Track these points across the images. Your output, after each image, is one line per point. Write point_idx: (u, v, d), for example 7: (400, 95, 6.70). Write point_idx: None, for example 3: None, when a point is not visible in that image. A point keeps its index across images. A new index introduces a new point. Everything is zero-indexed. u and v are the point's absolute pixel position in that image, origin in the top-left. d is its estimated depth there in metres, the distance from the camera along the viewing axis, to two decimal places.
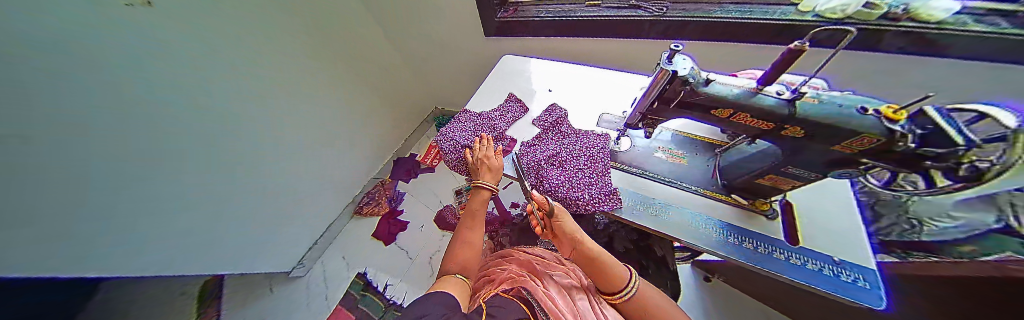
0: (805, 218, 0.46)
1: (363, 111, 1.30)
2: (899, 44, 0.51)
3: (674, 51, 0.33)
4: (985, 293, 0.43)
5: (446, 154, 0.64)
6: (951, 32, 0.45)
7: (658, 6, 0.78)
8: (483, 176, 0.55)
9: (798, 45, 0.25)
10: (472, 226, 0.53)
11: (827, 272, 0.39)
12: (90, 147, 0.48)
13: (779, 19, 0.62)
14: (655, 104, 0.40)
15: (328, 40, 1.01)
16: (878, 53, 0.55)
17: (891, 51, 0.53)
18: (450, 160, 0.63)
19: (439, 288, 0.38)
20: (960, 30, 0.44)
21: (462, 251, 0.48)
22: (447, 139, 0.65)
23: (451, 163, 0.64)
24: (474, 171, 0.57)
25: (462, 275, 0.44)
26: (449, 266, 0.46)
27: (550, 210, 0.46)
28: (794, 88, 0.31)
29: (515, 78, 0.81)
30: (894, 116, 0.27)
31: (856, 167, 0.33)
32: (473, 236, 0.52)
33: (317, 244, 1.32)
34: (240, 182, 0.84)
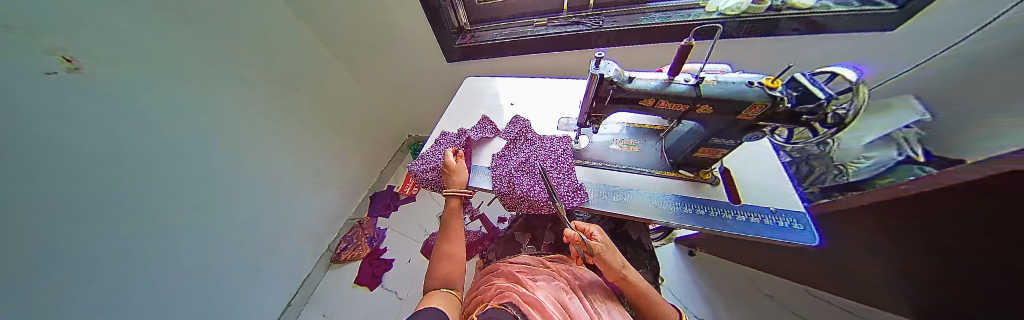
0: (742, 181, 0.52)
1: (322, 147, 1.25)
2: (797, 27, 0.70)
3: (599, 58, 0.39)
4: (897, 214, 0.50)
5: (420, 176, 0.64)
6: (828, 14, 0.66)
7: (596, 20, 0.90)
8: (452, 181, 0.57)
9: (688, 40, 0.33)
10: (453, 241, 0.52)
11: (766, 222, 0.45)
12: (78, 151, 0.53)
13: (695, 20, 0.79)
14: (595, 103, 0.44)
15: (289, 82, 0.99)
16: (783, 36, 0.74)
17: (792, 33, 0.72)
18: (426, 179, 0.63)
19: (428, 303, 0.37)
20: (829, 12, 0.66)
21: (444, 263, 0.47)
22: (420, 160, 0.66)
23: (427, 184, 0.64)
24: (444, 181, 0.59)
25: (447, 288, 0.43)
26: (433, 281, 0.44)
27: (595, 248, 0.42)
28: (695, 75, 0.38)
29: (479, 98, 0.85)
30: (771, 84, 0.35)
31: (759, 129, 0.41)
32: (451, 248, 0.51)
33: (292, 305, 1.16)
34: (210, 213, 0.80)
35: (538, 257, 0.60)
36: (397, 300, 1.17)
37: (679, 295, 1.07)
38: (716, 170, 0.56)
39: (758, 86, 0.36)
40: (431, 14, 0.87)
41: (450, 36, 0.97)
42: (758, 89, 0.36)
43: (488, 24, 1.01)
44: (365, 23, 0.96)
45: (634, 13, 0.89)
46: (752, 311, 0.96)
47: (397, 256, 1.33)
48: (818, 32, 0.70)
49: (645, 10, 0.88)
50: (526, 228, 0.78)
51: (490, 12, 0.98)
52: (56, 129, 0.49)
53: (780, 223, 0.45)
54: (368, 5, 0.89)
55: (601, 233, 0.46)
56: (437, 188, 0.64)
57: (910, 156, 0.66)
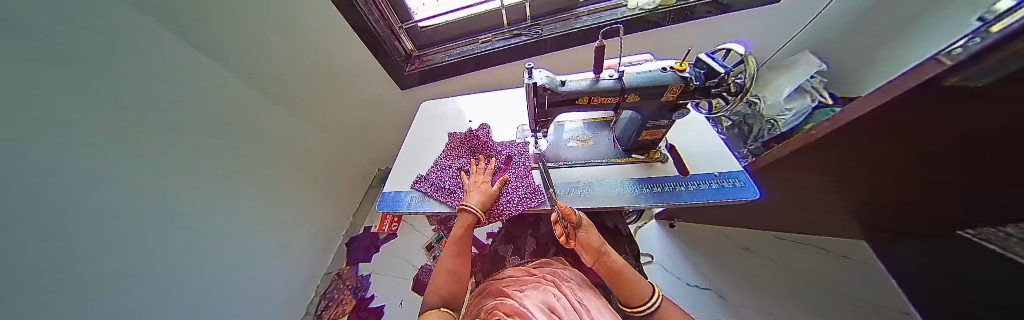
0: (686, 153, 0.57)
1: (309, 198, 1.13)
2: (708, 9, 0.87)
3: (529, 69, 0.43)
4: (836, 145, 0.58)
5: (433, 190, 0.61)
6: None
7: (536, 30, 0.97)
8: (471, 198, 0.54)
9: (598, 43, 0.37)
10: (455, 255, 0.52)
11: (713, 186, 0.50)
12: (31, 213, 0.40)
13: (620, 17, 0.89)
14: (538, 110, 0.47)
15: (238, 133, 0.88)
16: (700, 19, 0.91)
17: (707, 15, 0.89)
18: (441, 194, 0.60)
19: None
20: None
21: (442, 279, 0.47)
22: (433, 171, 0.66)
23: (441, 196, 0.60)
24: (468, 192, 0.56)
25: (445, 307, 0.43)
26: (430, 298, 0.45)
27: (579, 222, 0.47)
28: (618, 70, 0.43)
29: (437, 122, 0.83)
30: (680, 67, 0.42)
31: (682, 107, 0.46)
32: (456, 262, 0.51)
33: None
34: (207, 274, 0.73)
35: (524, 267, 0.59)
36: None
37: (672, 269, 1.10)
38: (663, 148, 0.60)
39: (670, 71, 0.42)
40: (369, 39, 0.85)
41: (397, 62, 0.97)
42: (671, 73, 0.42)
43: (435, 48, 1.02)
44: (317, 68, 0.90)
45: (566, 19, 0.97)
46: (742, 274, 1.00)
47: (388, 302, 1.21)
48: (727, 11, 0.89)
49: (577, 15, 0.96)
50: (508, 240, 0.76)
51: (436, 35, 0.99)
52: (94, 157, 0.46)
53: (724, 184, 0.50)
54: (319, 48, 0.85)
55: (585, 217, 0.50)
56: (447, 200, 0.58)
57: (822, 102, 0.89)
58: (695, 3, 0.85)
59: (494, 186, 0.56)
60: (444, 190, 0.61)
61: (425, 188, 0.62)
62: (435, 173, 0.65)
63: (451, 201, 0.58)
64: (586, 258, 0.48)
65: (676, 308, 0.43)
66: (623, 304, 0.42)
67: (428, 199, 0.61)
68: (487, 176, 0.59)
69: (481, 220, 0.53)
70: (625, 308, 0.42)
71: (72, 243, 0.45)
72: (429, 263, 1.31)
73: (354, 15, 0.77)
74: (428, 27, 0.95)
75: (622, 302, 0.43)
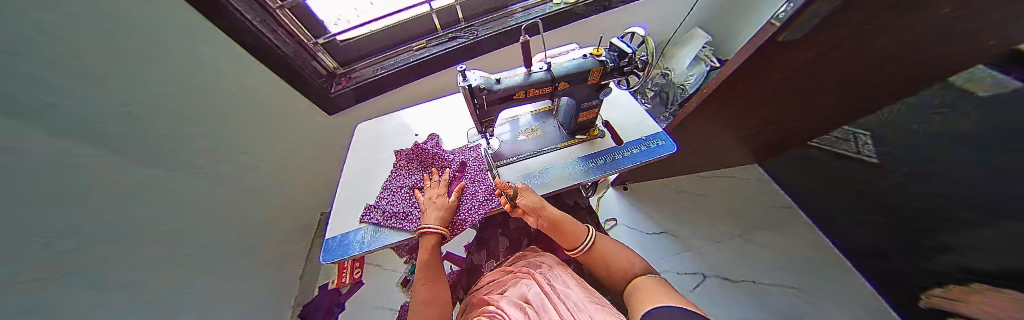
0: (620, 126, 0.65)
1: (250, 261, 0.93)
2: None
3: (462, 72, 0.42)
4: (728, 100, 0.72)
5: (388, 217, 0.56)
6: None
7: (472, 31, 0.97)
8: (429, 217, 0.51)
9: (523, 38, 0.39)
10: (428, 282, 0.48)
11: (642, 148, 0.58)
12: None
13: (550, 11, 0.95)
14: (479, 110, 0.47)
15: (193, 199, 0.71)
16: (617, 8, 1.03)
17: (622, 4, 1.01)
18: (396, 219, 0.55)
19: None
20: None
21: (417, 308, 0.44)
22: (383, 196, 0.60)
23: (397, 222, 0.55)
24: (425, 212, 0.53)
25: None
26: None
27: (513, 190, 0.50)
28: (546, 62, 0.46)
29: (379, 143, 0.76)
30: (596, 53, 0.47)
31: (605, 86, 0.52)
32: (428, 285, 0.48)
33: None
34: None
35: (500, 267, 0.59)
36: None
37: (635, 226, 1.23)
38: (601, 124, 0.67)
39: (590, 57, 0.47)
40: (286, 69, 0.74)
41: (319, 84, 0.84)
42: (591, 58, 0.47)
43: (365, 61, 0.94)
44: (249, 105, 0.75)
45: (499, 17, 0.99)
46: (693, 211, 1.26)
47: None
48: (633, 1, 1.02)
49: (510, 13, 0.99)
50: (481, 245, 0.75)
51: (367, 47, 0.90)
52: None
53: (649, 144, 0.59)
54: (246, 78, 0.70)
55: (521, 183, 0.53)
56: (405, 222, 0.54)
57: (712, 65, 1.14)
58: None
59: (451, 197, 0.54)
60: (401, 214, 0.56)
61: (377, 218, 0.56)
62: (387, 199, 0.59)
63: (410, 224, 0.54)
64: (529, 219, 0.51)
65: (606, 236, 0.53)
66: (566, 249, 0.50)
67: (384, 227, 0.55)
68: (442, 188, 0.56)
69: (446, 236, 0.51)
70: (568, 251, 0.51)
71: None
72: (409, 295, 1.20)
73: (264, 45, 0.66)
74: (349, 41, 0.85)
75: (563, 246, 0.51)
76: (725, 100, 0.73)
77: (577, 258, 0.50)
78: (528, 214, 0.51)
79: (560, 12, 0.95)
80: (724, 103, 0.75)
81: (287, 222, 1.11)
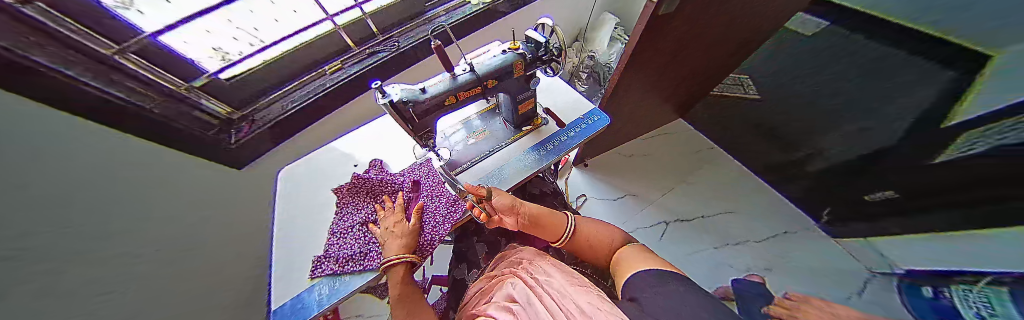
0: (559, 111, 0.70)
1: None
2: None
3: (378, 88, 0.39)
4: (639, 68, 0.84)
5: (344, 261, 0.50)
6: None
7: (392, 44, 0.91)
8: (391, 247, 0.47)
9: (434, 43, 0.38)
10: (407, 316, 0.44)
11: (582, 127, 0.65)
12: None
13: (470, 12, 0.96)
14: (410, 124, 0.45)
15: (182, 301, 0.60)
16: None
17: None
18: (355, 260, 0.50)
19: None
20: None
21: None
22: (332, 242, 0.53)
23: (357, 264, 0.49)
24: (385, 243, 0.49)
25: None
26: None
27: (488, 192, 0.47)
28: (467, 64, 0.47)
29: (312, 185, 0.66)
30: (513, 47, 0.49)
31: (532, 78, 0.55)
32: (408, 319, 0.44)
33: None
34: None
35: (484, 275, 0.58)
36: None
37: (605, 197, 1.40)
38: (542, 112, 0.70)
39: (508, 52, 0.49)
40: (186, 137, 0.60)
41: (215, 138, 0.66)
42: (509, 53, 0.49)
43: (269, 97, 0.80)
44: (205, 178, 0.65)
45: (417, 25, 0.95)
46: (643, 170, 1.47)
47: None
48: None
49: (430, 19, 0.96)
50: (459, 258, 0.74)
51: (265, 79, 0.77)
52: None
53: (586, 121, 0.66)
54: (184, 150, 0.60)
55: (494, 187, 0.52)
56: (366, 260, 0.50)
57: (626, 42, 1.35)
58: None
59: (411, 221, 0.52)
60: (359, 254, 0.51)
61: (333, 267, 0.50)
62: (339, 243, 0.53)
63: (373, 262, 0.49)
64: (508, 220, 0.51)
65: (583, 218, 0.57)
66: (552, 242, 0.53)
67: (344, 274, 0.50)
68: (400, 214, 0.53)
69: (417, 261, 0.48)
70: (553, 244, 0.54)
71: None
72: None
73: (150, 121, 0.52)
74: (235, 78, 0.71)
75: (547, 240, 0.54)
76: (638, 68, 0.84)
77: (563, 247, 0.54)
78: (507, 215, 0.51)
79: (478, 10, 0.96)
80: (639, 71, 0.88)
81: None
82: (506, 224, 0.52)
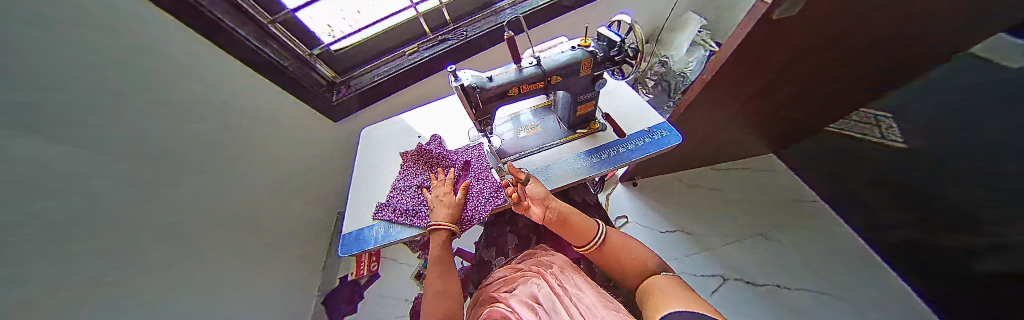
0: (619, 118, 0.65)
1: None
2: None
3: (453, 72, 0.43)
4: (724, 83, 0.71)
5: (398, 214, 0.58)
6: None
7: (462, 31, 0.98)
8: (439, 214, 0.53)
9: (508, 34, 0.39)
10: (440, 273, 0.51)
11: (647, 141, 0.59)
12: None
13: (538, 6, 0.96)
14: (474, 109, 0.48)
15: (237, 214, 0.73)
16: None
17: None
18: (408, 217, 0.57)
19: None
20: None
21: (433, 297, 0.47)
22: (392, 195, 0.62)
23: (408, 219, 0.57)
24: (434, 209, 0.55)
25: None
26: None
27: (527, 178, 0.52)
28: (535, 57, 0.47)
29: (383, 145, 0.78)
30: (584, 44, 0.47)
31: (598, 78, 0.52)
32: (442, 278, 0.50)
33: None
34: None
35: (510, 266, 0.60)
36: None
37: (649, 224, 1.24)
38: (601, 117, 0.67)
39: (579, 49, 0.47)
40: (293, 84, 0.79)
41: (323, 94, 0.88)
42: (580, 50, 0.47)
43: (361, 68, 0.95)
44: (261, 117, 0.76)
45: (488, 15, 0.99)
46: (703, 203, 1.26)
47: None
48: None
49: (499, 10, 1.00)
50: (489, 242, 0.77)
51: (362, 53, 0.92)
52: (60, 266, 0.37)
53: (653, 136, 0.60)
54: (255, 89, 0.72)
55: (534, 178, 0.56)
56: (416, 216, 0.57)
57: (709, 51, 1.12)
58: None
59: (457, 195, 0.56)
60: (410, 212, 0.58)
61: (389, 215, 0.58)
62: (397, 198, 0.61)
63: (419, 221, 0.56)
64: (538, 211, 0.53)
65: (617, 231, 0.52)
66: (577, 246, 0.50)
67: (398, 225, 0.58)
68: (449, 186, 0.58)
69: (457, 231, 0.53)
70: (579, 249, 0.49)
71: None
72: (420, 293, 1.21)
73: (272, 65, 0.71)
74: (342, 50, 0.88)
75: (573, 244, 0.50)
76: (723, 82, 0.71)
77: (588, 255, 0.49)
78: (538, 205, 0.53)
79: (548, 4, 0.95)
80: (728, 88, 0.74)
81: None
82: (533, 214, 0.54)
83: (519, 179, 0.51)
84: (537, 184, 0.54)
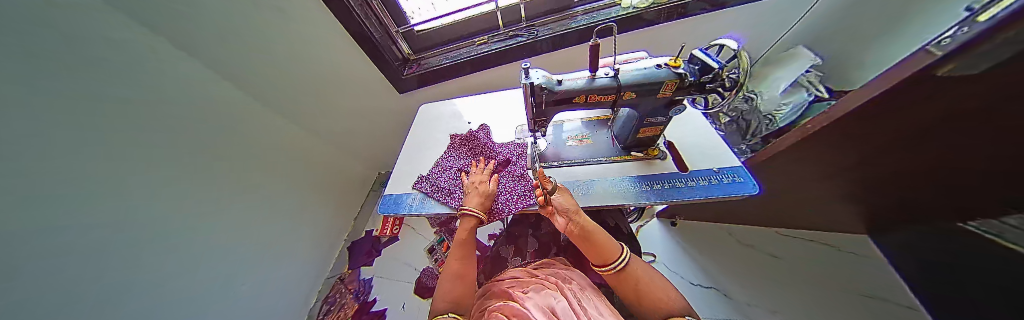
0: (684, 150, 0.58)
1: (307, 199, 1.09)
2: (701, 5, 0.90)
3: (526, 69, 0.44)
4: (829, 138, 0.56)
5: (434, 191, 0.61)
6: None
7: (532, 31, 0.99)
8: (470, 201, 0.54)
9: (593, 41, 0.38)
10: (460, 258, 0.51)
11: (714, 182, 0.50)
12: None
13: (617, 16, 0.91)
14: (535, 110, 0.48)
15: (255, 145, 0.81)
16: (694, 16, 0.94)
17: (700, 12, 0.92)
18: (443, 196, 0.59)
19: None
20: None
21: (449, 281, 0.48)
22: (433, 171, 0.66)
23: (443, 198, 0.59)
24: (466, 197, 0.56)
25: (455, 312, 0.43)
26: (440, 305, 0.44)
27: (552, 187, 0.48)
28: (613, 68, 0.44)
29: (436, 123, 0.83)
30: (675, 64, 0.43)
31: (677, 103, 0.47)
32: (460, 265, 0.50)
33: None
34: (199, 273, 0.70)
35: (526, 267, 0.57)
36: None
37: (677, 270, 1.09)
38: (662, 145, 0.61)
39: (665, 68, 0.43)
40: (371, 49, 0.88)
41: (396, 67, 0.99)
42: (666, 69, 0.43)
43: (433, 50, 1.04)
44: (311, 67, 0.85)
45: (561, 18, 0.98)
46: (754, 266, 1.04)
47: (390, 304, 1.17)
48: (721, 8, 0.93)
49: (572, 15, 0.98)
50: (509, 240, 0.77)
51: (434, 39, 1.00)
52: (69, 168, 0.44)
53: (723, 179, 0.51)
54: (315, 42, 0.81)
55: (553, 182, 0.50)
56: (450, 197, 0.59)
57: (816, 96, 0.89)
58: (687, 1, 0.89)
59: (491, 186, 0.56)
60: (446, 191, 0.60)
61: (426, 189, 0.62)
62: (437, 176, 0.64)
63: (451, 204, 0.57)
64: (558, 222, 0.48)
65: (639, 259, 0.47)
66: (594, 266, 0.46)
67: (433, 201, 0.60)
68: (486, 176, 0.58)
69: (484, 221, 0.53)
70: (598, 268, 0.45)
71: (32, 289, 0.42)
72: (431, 266, 1.28)
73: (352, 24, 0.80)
74: (424, 32, 0.97)
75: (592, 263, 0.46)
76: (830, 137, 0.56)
77: (606, 276, 0.45)
78: (562, 218, 0.47)
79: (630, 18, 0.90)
80: (831, 147, 0.59)
81: (347, 178, 1.31)
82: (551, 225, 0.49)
83: (545, 188, 0.47)
84: (560, 192, 0.49)
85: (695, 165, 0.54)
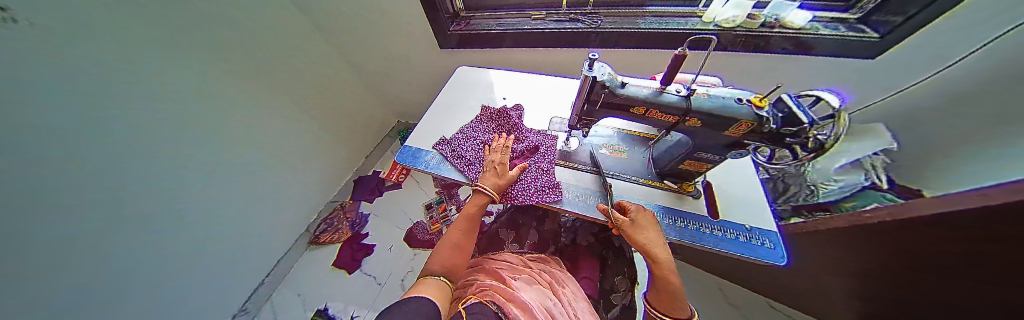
0: (721, 196, 0.54)
1: None
2: (784, 44, 0.75)
3: (592, 60, 0.39)
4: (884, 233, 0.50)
5: (453, 157, 0.60)
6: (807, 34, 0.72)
7: (594, 19, 0.90)
8: (486, 179, 0.53)
9: (682, 50, 0.32)
10: (466, 231, 0.51)
11: (742, 238, 0.47)
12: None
13: (693, 29, 0.81)
14: (585, 106, 0.44)
15: None
16: (770, 53, 0.80)
17: (779, 51, 0.78)
18: (461, 165, 0.58)
19: (417, 293, 0.36)
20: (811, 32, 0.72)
21: (449, 247, 0.48)
22: (456, 136, 0.64)
23: (461, 167, 0.58)
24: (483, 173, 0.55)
25: (448, 279, 0.44)
26: (433, 267, 0.45)
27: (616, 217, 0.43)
28: (687, 87, 0.40)
29: (469, 89, 0.80)
30: (758, 103, 0.37)
31: (742, 146, 0.43)
32: (466, 239, 0.50)
33: (267, 280, 1.10)
34: (197, 274, 0.83)
35: (520, 255, 0.57)
36: (377, 286, 1.11)
37: None
38: (699, 183, 0.57)
39: (746, 104, 0.38)
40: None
41: (445, 21, 0.92)
42: (747, 106, 0.38)
43: (488, 12, 0.98)
44: None
45: (630, 15, 0.89)
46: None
47: (379, 242, 1.25)
48: (805, 54, 0.76)
49: (643, 14, 0.88)
50: (510, 225, 0.77)
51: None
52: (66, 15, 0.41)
53: (753, 240, 0.47)
54: None
55: (639, 211, 0.43)
56: (468, 168, 0.58)
57: (875, 183, 0.79)
58: (775, 33, 0.75)
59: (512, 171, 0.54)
60: (465, 160, 0.59)
61: (446, 152, 0.61)
62: (458, 142, 0.63)
63: (467, 175, 0.57)
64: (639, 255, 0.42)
65: None
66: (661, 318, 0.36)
67: (449, 166, 0.60)
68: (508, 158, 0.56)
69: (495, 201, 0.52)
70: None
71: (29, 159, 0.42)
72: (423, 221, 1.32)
73: None
74: None
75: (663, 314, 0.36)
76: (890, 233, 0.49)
77: None
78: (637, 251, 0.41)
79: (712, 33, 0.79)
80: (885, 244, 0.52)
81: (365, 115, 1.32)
82: None
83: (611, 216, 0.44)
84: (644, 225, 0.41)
85: (727, 215, 0.51)
